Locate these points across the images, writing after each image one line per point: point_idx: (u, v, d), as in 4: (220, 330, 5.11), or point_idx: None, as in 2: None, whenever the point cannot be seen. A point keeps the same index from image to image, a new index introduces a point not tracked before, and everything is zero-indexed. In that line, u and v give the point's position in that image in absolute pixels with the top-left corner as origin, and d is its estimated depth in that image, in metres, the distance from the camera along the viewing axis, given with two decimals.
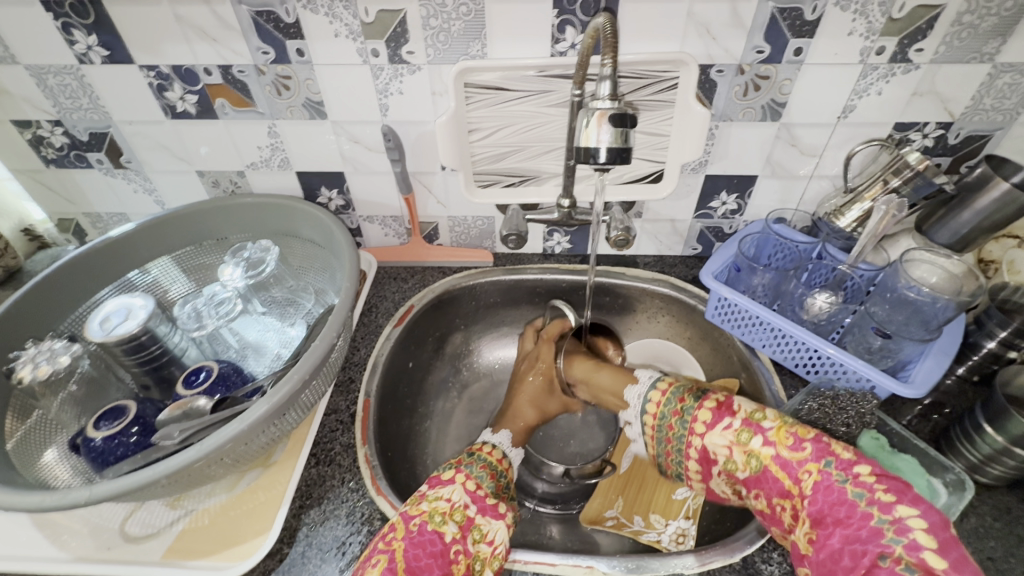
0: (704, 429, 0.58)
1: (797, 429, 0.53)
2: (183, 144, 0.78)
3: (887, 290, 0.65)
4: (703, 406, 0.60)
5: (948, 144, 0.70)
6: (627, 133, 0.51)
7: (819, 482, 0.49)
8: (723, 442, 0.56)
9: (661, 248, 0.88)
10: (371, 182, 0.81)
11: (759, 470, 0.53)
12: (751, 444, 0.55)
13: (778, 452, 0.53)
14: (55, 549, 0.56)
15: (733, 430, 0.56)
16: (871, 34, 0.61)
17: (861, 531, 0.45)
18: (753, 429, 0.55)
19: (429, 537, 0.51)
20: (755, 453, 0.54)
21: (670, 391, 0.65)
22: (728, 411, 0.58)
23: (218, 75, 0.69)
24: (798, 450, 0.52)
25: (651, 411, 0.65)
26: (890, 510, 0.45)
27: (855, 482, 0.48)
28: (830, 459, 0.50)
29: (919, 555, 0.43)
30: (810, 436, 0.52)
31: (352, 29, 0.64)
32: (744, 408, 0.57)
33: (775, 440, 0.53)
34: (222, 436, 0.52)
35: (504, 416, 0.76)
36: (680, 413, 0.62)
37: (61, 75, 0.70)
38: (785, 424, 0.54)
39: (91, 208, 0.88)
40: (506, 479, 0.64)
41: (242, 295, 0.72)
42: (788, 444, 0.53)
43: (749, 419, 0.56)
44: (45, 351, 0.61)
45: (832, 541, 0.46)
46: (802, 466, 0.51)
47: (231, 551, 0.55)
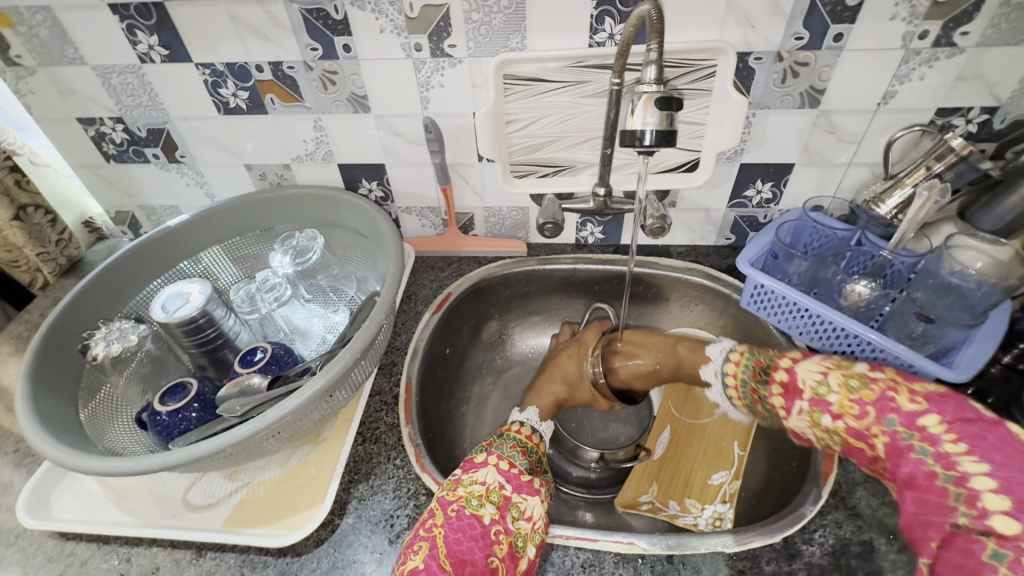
0: (781, 415, 0.57)
1: (860, 394, 0.52)
2: (233, 139, 0.81)
3: (930, 275, 0.65)
4: (771, 392, 0.59)
5: (993, 130, 0.69)
6: (672, 116, 0.52)
7: (891, 447, 0.50)
8: (800, 425, 0.56)
9: (694, 238, 0.88)
10: (410, 173, 0.84)
11: (843, 444, 0.54)
12: (824, 422, 0.54)
13: (848, 424, 0.52)
14: (125, 516, 0.59)
15: (805, 412, 0.55)
16: (914, 19, 0.60)
17: (931, 495, 0.46)
18: (820, 406, 0.54)
19: (468, 521, 0.52)
20: (832, 430, 0.54)
21: (748, 353, 0.64)
22: (796, 393, 0.57)
23: (269, 72, 0.72)
24: (864, 419, 0.51)
25: (733, 391, 0.64)
26: (955, 468, 0.45)
27: (925, 438, 0.48)
28: (894, 419, 0.50)
29: (986, 521, 0.42)
30: (873, 399, 0.52)
31: (396, 24, 0.66)
32: (808, 384, 0.55)
33: (842, 412, 0.53)
34: (283, 409, 0.55)
35: (534, 390, 0.75)
36: (759, 400, 0.61)
37: (124, 74, 0.74)
38: (849, 390, 0.53)
39: (146, 201, 0.93)
40: (539, 455, 0.64)
41: (291, 281, 0.76)
42: (854, 414, 0.52)
43: (815, 397, 0.55)
44: (115, 330, 0.65)
45: (907, 506, 0.47)
46: (871, 433, 0.51)
47: (286, 521, 0.58)
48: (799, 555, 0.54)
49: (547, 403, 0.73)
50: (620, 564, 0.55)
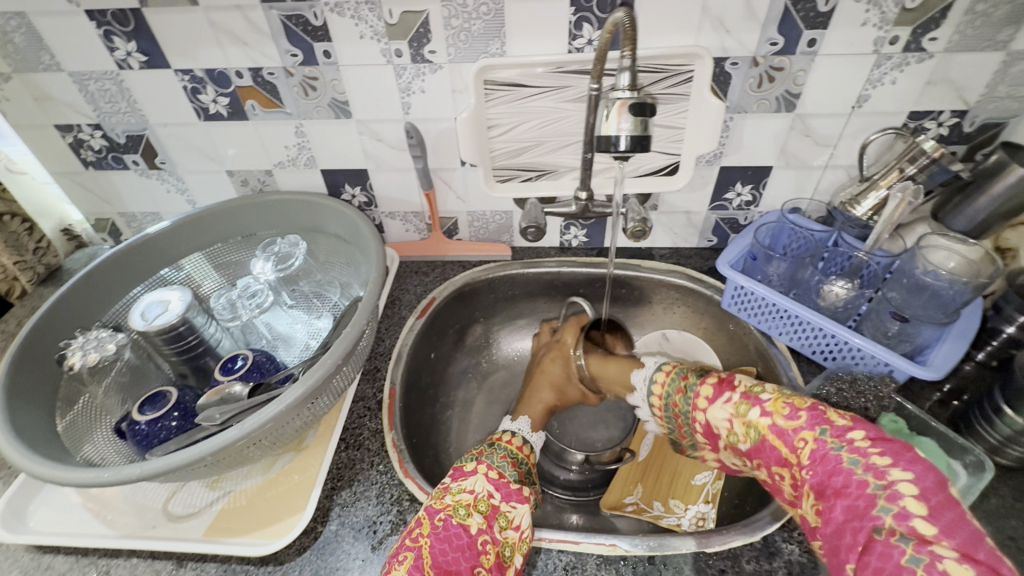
0: (705, 404, 0.62)
1: (793, 400, 0.55)
2: (214, 145, 0.81)
3: (904, 275, 0.66)
4: (704, 384, 0.63)
5: (963, 132, 0.70)
6: (647, 122, 0.53)
7: (816, 452, 0.50)
8: (724, 415, 0.60)
9: (677, 240, 0.89)
10: (393, 178, 0.84)
11: (758, 440, 0.56)
12: (750, 415, 0.57)
13: (774, 422, 0.55)
14: (104, 527, 0.59)
15: (732, 403, 0.59)
16: (884, 24, 0.62)
17: (858, 502, 0.45)
18: (750, 401, 0.58)
19: (455, 531, 0.52)
20: (754, 424, 0.56)
21: (674, 372, 0.69)
22: (729, 387, 0.61)
23: (249, 78, 0.72)
24: (793, 420, 0.53)
25: (656, 393, 0.69)
26: (884, 476, 0.45)
27: (850, 448, 0.49)
28: (824, 428, 0.51)
29: (909, 524, 0.42)
30: (806, 406, 0.54)
31: (376, 31, 0.67)
32: (743, 384, 0.60)
33: (771, 410, 0.56)
34: (263, 417, 0.54)
35: (523, 403, 0.77)
36: (683, 392, 0.65)
37: (102, 80, 0.74)
38: (781, 395, 0.57)
39: (126, 208, 0.92)
40: (529, 466, 0.65)
41: (273, 288, 0.75)
42: (784, 414, 0.54)
43: (748, 392, 0.59)
44: (92, 339, 0.65)
45: (835, 514, 0.46)
46: (797, 435, 0.53)
47: (268, 529, 0.57)
48: (779, 553, 0.55)
49: (535, 413, 0.75)
50: (602, 566, 0.55)
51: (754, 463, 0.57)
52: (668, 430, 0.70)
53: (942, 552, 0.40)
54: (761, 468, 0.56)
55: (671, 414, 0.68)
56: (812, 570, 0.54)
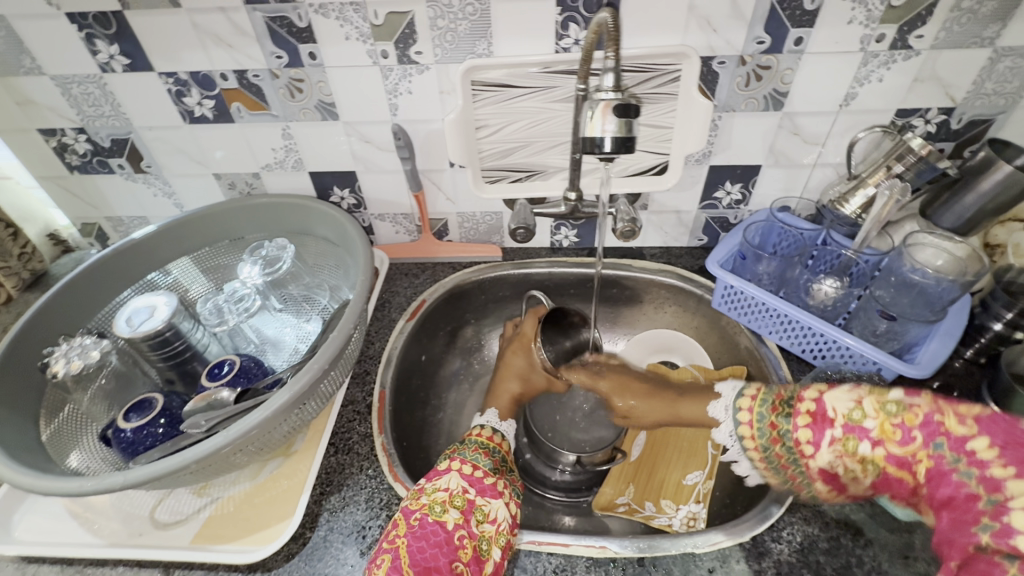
0: (810, 451, 0.51)
1: (902, 417, 0.46)
2: (200, 148, 0.80)
3: (892, 274, 0.66)
4: (799, 424, 0.52)
5: (951, 129, 0.71)
6: (631, 123, 0.53)
7: (935, 471, 0.44)
8: (833, 457, 0.49)
9: (667, 239, 0.89)
10: (381, 180, 0.83)
11: (879, 473, 0.48)
12: (860, 451, 0.48)
13: (889, 452, 0.46)
14: (90, 536, 0.58)
15: (837, 442, 0.49)
16: (870, 22, 0.62)
17: (966, 515, 0.41)
18: (855, 432, 0.48)
19: (431, 528, 0.51)
20: (868, 459, 0.47)
21: (762, 395, 0.56)
22: (826, 421, 0.50)
23: (234, 80, 0.72)
24: (908, 445, 0.45)
25: (746, 435, 0.56)
26: (999, 491, 0.40)
27: (971, 462, 0.42)
28: (940, 442, 0.44)
29: (1010, 542, 0.37)
30: (919, 422, 0.45)
31: (361, 32, 0.66)
32: (840, 412, 0.49)
33: (881, 438, 0.47)
34: (248, 423, 0.54)
35: (491, 395, 0.76)
36: (778, 437, 0.53)
37: (85, 84, 0.73)
38: (887, 415, 0.47)
39: (112, 212, 0.91)
40: (502, 454, 0.65)
41: (261, 292, 0.75)
42: (897, 440, 0.46)
43: (849, 422, 0.49)
44: (76, 346, 0.64)
45: (942, 525, 0.43)
46: (915, 458, 0.45)
47: (256, 535, 0.57)
48: (768, 553, 0.55)
49: (503, 405, 0.74)
50: (592, 568, 0.55)
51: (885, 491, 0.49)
52: (776, 480, 0.56)
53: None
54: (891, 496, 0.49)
55: (772, 462, 0.55)
56: (802, 570, 0.53)
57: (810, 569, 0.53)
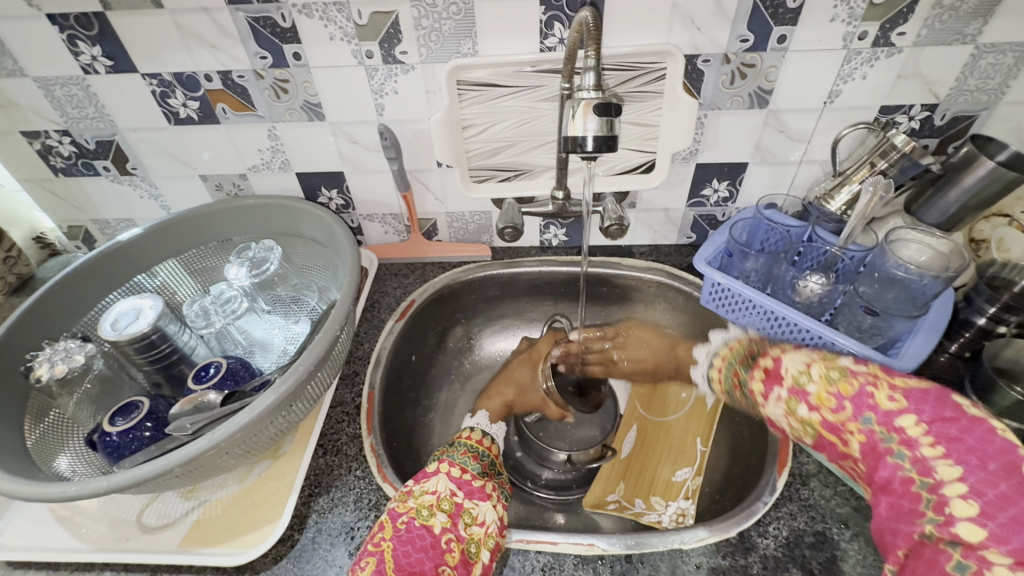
0: (760, 401, 0.56)
1: (839, 386, 0.50)
2: (186, 150, 0.80)
3: (876, 269, 0.67)
4: (754, 376, 0.58)
5: (935, 126, 0.71)
6: (612, 121, 0.53)
7: (867, 444, 0.48)
8: (779, 414, 0.55)
9: (656, 237, 0.89)
10: (369, 180, 0.83)
11: (816, 437, 0.52)
12: (800, 412, 0.52)
13: (824, 418, 0.50)
14: (76, 541, 0.58)
15: (782, 400, 0.54)
16: (853, 20, 0.62)
17: (903, 501, 0.44)
18: (798, 395, 0.53)
19: (417, 532, 0.52)
20: (806, 422, 0.52)
21: (734, 347, 0.63)
22: (777, 379, 0.55)
23: (218, 81, 0.71)
24: (840, 414, 0.49)
25: (715, 378, 0.64)
26: (931, 474, 0.43)
27: (901, 438, 0.46)
28: (870, 417, 0.47)
29: (951, 529, 0.41)
30: (852, 393, 0.49)
31: (346, 32, 0.66)
32: (790, 372, 0.54)
33: (818, 404, 0.51)
34: (233, 426, 0.54)
35: (485, 399, 0.79)
36: (739, 385, 0.60)
37: (67, 85, 0.72)
38: (827, 381, 0.51)
39: (99, 215, 0.90)
40: (490, 457, 0.65)
41: (247, 294, 0.74)
42: (830, 407, 0.50)
43: (794, 385, 0.53)
44: (60, 350, 0.63)
45: (881, 509, 0.46)
46: (847, 429, 0.49)
47: (244, 538, 0.57)
48: (755, 548, 0.55)
49: (495, 408, 0.77)
50: (580, 565, 0.55)
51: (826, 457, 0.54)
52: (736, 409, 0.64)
53: (993, 560, 0.38)
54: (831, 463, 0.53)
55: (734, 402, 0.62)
56: (788, 565, 0.54)
57: (796, 564, 0.54)
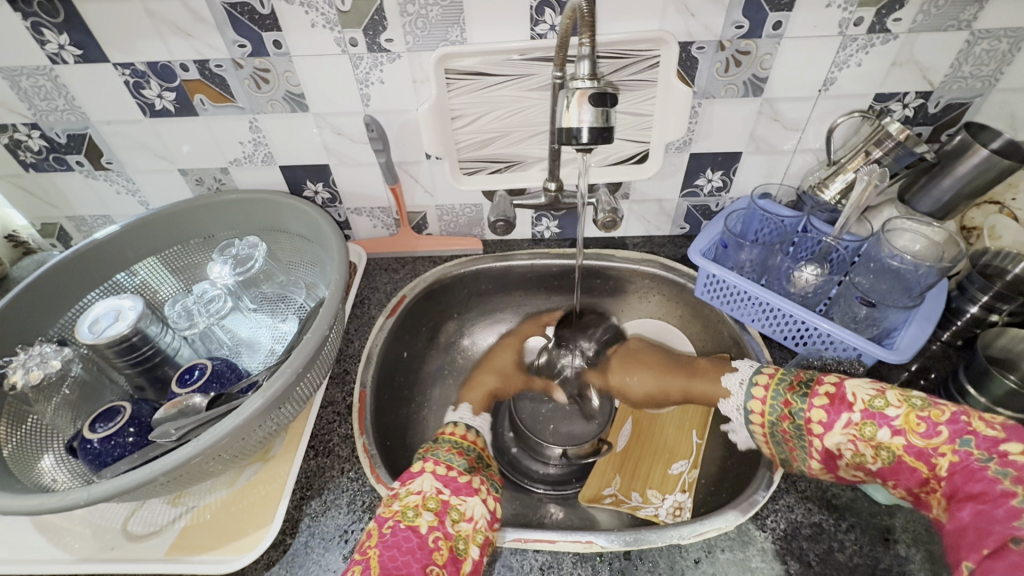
0: (820, 430, 0.55)
1: (928, 412, 0.51)
2: (164, 143, 0.77)
3: (871, 260, 0.66)
4: (815, 403, 0.56)
5: (928, 113, 0.71)
6: (608, 112, 0.51)
7: (958, 465, 0.48)
8: (846, 439, 0.53)
9: (649, 228, 0.89)
10: (356, 173, 0.81)
11: (892, 461, 0.51)
12: (878, 437, 0.52)
13: (909, 441, 0.51)
14: (58, 551, 0.56)
15: (854, 425, 0.53)
16: (849, 5, 0.61)
17: (997, 509, 0.44)
18: (876, 419, 0.52)
19: (403, 535, 0.50)
20: (885, 446, 0.52)
21: (780, 372, 0.62)
22: (844, 404, 0.54)
23: (195, 71, 0.68)
24: (932, 437, 0.50)
25: (757, 409, 0.61)
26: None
27: (1002, 461, 0.46)
28: (969, 440, 0.48)
29: None
30: (946, 419, 0.50)
31: (328, 18, 0.63)
32: (861, 397, 0.54)
33: (904, 427, 0.51)
34: (219, 432, 0.52)
35: (467, 388, 0.82)
36: (790, 416, 0.57)
37: (34, 76, 0.69)
38: (912, 408, 0.52)
39: (73, 211, 0.87)
40: (477, 453, 0.65)
41: (232, 293, 0.72)
42: (920, 431, 0.50)
43: (870, 409, 0.53)
44: (35, 356, 0.61)
45: (964, 516, 0.46)
46: (938, 451, 0.49)
47: (233, 545, 0.56)
48: (753, 542, 0.55)
49: (475, 397, 0.80)
50: (579, 563, 0.54)
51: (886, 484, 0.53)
52: (773, 454, 0.60)
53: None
54: (897, 490, 0.53)
55: (776, 441, 0.59)
56: (785, 557, 0.54)
57: (794, 556, 0.54)
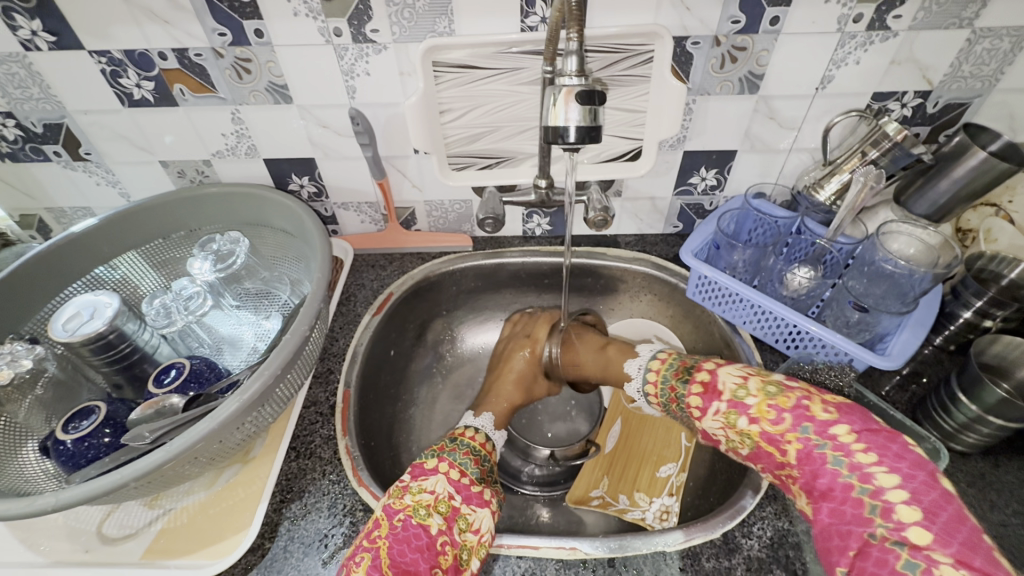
0: (697, 415, 0.59)
1: (778, 400, 0.54)
2: (144, 134, 0.75)
3: (865, 263, 0.65)
4: (692, 392, 0.60)
5: (926, 113, 0.69)
6: (596, 110, 0.50)
7: (803, 452, 0.51)
8: (716, 426, 0.57)
9: (642, 227, 0.87)
10: (343, 167, 0.79)
11: (753, 447, 0.55)
12: (740, 424, 0.55)
13: (763, 428, 0.53)
14: (31, 554, 0.55)
15: (722, 413, 0.56)
16: (848, 1, 0.59)
17: (846, 506, 0.48)
18: (738, 408, 0.55)
19: (414, 532, 0.50)
20: (746, 433, 0.55)
21: (670, 360, 0.67)
22: (716, 394, 0.58)
23: (174, 60, 0.66)
24: (780, 425, 0.53)
25: (651, 394, 0.66)
26: (870, 480, 0.47)
27: (834, 446, 0.50)
28: (808, 426, 0.51)
29: (902, 533, 0.44)
30: (791, 405, 0.53)
31: (311, 7, 0.61)
32: (728, 387, 0.57)
33: (759, 416, 0.54)
34: (194, 435, 0.50)
35: (487, 400, 0.74)
36: (674, 401, 0.62)
37: (6, 63, 0.66)
38: (766, 397, 0.55)
39: (52, 203, 0.85)
40: (490, 463, 0.63)
41: (212, 289, 0.70)
42: (771, 419, 0.53)
43: (734, 399, 0.56)
44: (6, 354, 0.59)
45: (823, 517, 0.49)
46: (785, 439, 0.52)
47: (211, 549, 0.55)
48: (739, 549, 0.54)
49: (496, 410, 0.73)
50: (562, 569, 0.54)
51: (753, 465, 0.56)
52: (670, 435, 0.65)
53: (939, 559, 0.42)
54: (765, 473, 0.55)
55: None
56: (771, 566, 0.53)
57: (780, 564, 0.53)
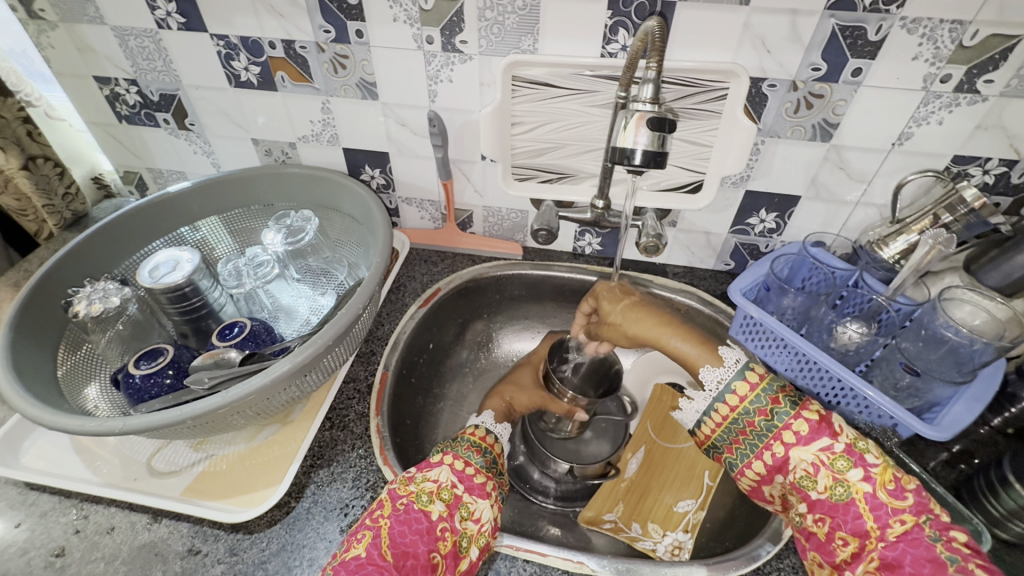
0: (792, 439, 0.53)
1: (900, 476, 0.50)
2: (243, 113, 0.82)
3: (922, 326, 0.62)
4: (801, 417, 0.53)
5: (1010, 183, 0.66)
6: (664, 138, 0.52)
7: (909, 535, 0.46)
8: (811, 460, 0.51)
9: (692, 260, 0.87)
10: (414, 164, 0.83)
11: (843, 499, 0.49)
12: (847, 473, 0.50)
13: (874, 491, 0.49)
14: (89, 472, 0.61)
15: (830, 452, 0.51)
16: (937, 61, 0.58)
17: None
18: (851, 456, 0.50)
19: (415, 516, 0.51)
20: (847, 482, 0.50)
21: (768, 380, 0.57)
22: (828, 429, 0.52)
23: (281, 50, 0.72)
24: (898, 499, 0.48)
25: (722, 410, 0.58)
26: None
27: (948, 544, 0.45)
28: (929, 518, 0.47)
29: None
30: (914, 491, 0.48)
31: (410, 15, 0.66)
32: (848, 432, 0.52)
33: (877, 478, 0.49)
34: (247, 388, 0.55)
35: (494, 393, 0.78)
36: (768, 415, 0.55)
37: (141, 37, 0.75)
38: (889, 465, 0.50)
39: (154, 163, 0.94)
40: (494, 457, 0.63)
41: (280, 260, 0.76)
42: (889, 489, 0.48)
43: (850, 446, 0.51)
44: (99, 290, 0.66)
45: None
46: (895, 514, 0.47)
47: (243, 498, 0.58)
48: None
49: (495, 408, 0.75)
50: None
51: (815, 515, 0.51)
52: (714, 437, 0.59)
53: None
54: (822, 523, 0.50)
55: (735, 428, 0.57)
56: None
57: None
